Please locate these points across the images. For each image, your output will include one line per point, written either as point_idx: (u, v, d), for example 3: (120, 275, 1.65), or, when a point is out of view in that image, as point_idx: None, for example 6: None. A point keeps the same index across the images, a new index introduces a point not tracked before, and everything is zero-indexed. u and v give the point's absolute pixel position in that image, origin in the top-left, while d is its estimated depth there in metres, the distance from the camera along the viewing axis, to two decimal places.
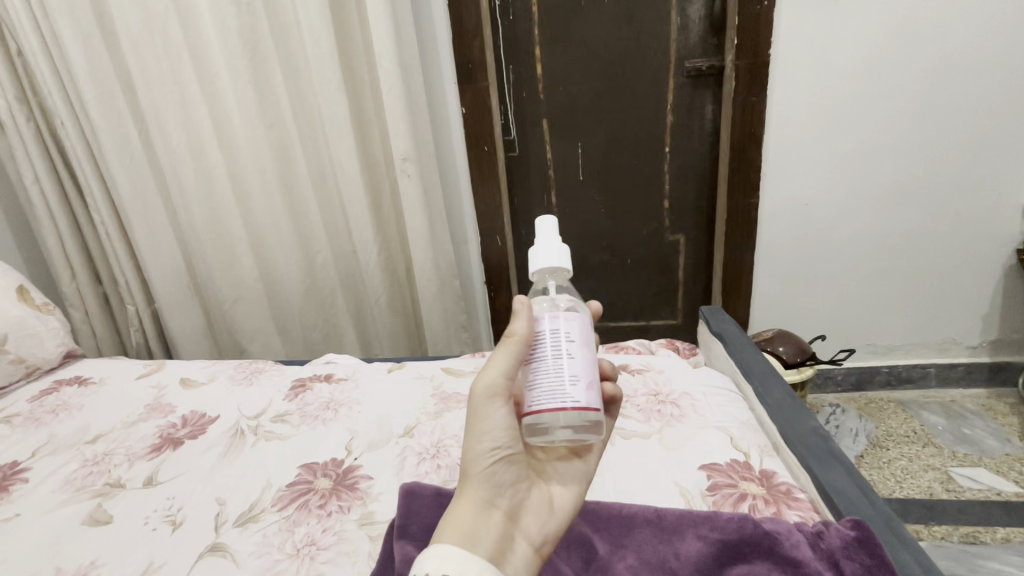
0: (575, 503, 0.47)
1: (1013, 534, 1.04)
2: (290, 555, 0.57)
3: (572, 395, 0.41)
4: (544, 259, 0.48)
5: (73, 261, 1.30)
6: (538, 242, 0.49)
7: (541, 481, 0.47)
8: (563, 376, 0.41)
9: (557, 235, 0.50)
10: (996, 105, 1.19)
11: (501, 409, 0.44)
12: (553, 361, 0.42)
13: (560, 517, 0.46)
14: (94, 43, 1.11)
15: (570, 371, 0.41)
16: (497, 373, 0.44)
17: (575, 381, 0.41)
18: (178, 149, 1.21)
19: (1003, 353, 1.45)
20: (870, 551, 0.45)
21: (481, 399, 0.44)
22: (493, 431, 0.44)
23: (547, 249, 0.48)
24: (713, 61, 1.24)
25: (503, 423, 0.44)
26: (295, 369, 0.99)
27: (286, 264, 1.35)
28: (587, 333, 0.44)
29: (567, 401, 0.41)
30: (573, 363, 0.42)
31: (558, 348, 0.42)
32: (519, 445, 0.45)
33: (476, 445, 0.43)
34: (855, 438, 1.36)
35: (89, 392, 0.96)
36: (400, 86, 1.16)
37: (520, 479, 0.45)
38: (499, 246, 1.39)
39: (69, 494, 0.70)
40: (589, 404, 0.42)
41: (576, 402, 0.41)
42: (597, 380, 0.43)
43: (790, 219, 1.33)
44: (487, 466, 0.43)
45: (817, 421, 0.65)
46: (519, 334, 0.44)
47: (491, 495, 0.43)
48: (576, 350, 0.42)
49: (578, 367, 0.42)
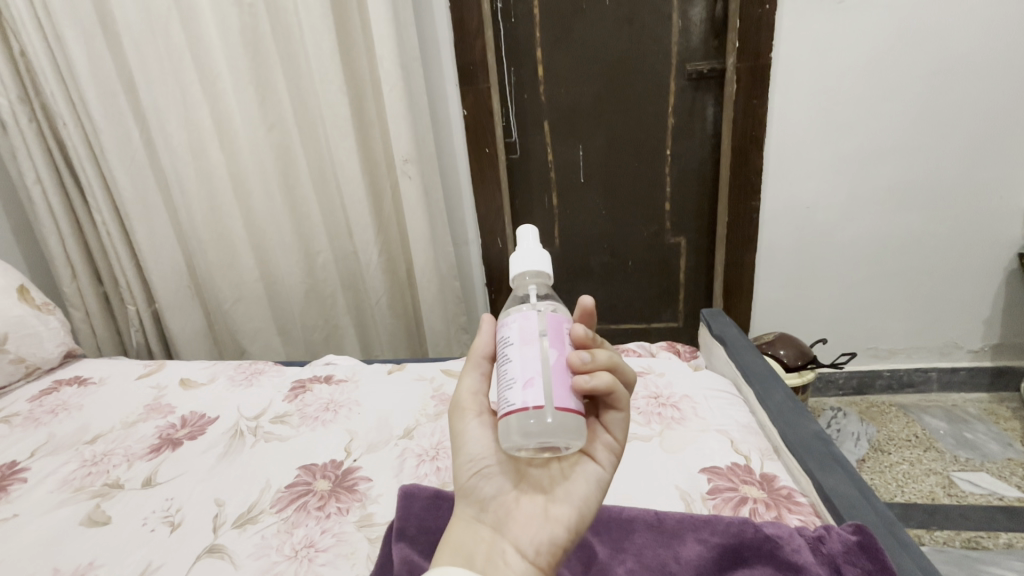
0: (577, 513, 0.43)
1: (1015, 539, 1.03)
2: (289, 557, 0.57)
3: (508, 399, 0.39)
4: (523, 263, 0.48)
5: (74, 260, 1.30)
6: (519, 248, 0.49)
7: (539, 490, 0.44)
8: (503, 383, 0.40)
9: (538, 242, 0.50)
10: (997, 108, 1.19)
11: (473, 423, 0.46)
12: (499, 369, 0.41)
13: (559, 526, 0.42)
14: (96, 44, 1.11)
15: (507, 375, 0.40)
16: (466, 388, 0.47)
17: (510, 385, 0.39)
18: (179, 149, 1.21)
19: (1004, 357, 1.44)
20: (871, 557, 0.44)
21: (456, 417, 0.46)
22: (470, 445, 0.45)
23: (529, 253, 0.48)
24: (714, 64, 1.24)
25: (479, 436, 0.45)
26: (295, 370, 0.99)
27: (286, 264, 1.35)
28: (529, 330, 0.41)
29: (506, 407, 0.39)
30: (510, 366, 0.40)
31: (503, 355, 0.41)
32: (501, 455, 0.44)
33: (457, 461, 0.45)
34: (857, 442, 1.35)
35: (89, 392, 0.95)
36: (401, 87, 1.16)
37: (508, 490, 0.44)
38: (500, 247, 1.39)
39: (67, 494, 0.69)
40: (529, 404, 0.38)
41: (513, 405, 0.39)
42: (541, 377, 0.39)
43: (791, 222, 1.33)
44: (467, 481, 0.44)
45: (818, 425, 0.65)
46: (477, 350, 0.48)
47: (476, 510, 0.43)
48: (513, 351, 0.40)
49: (514, 369, 0.40)
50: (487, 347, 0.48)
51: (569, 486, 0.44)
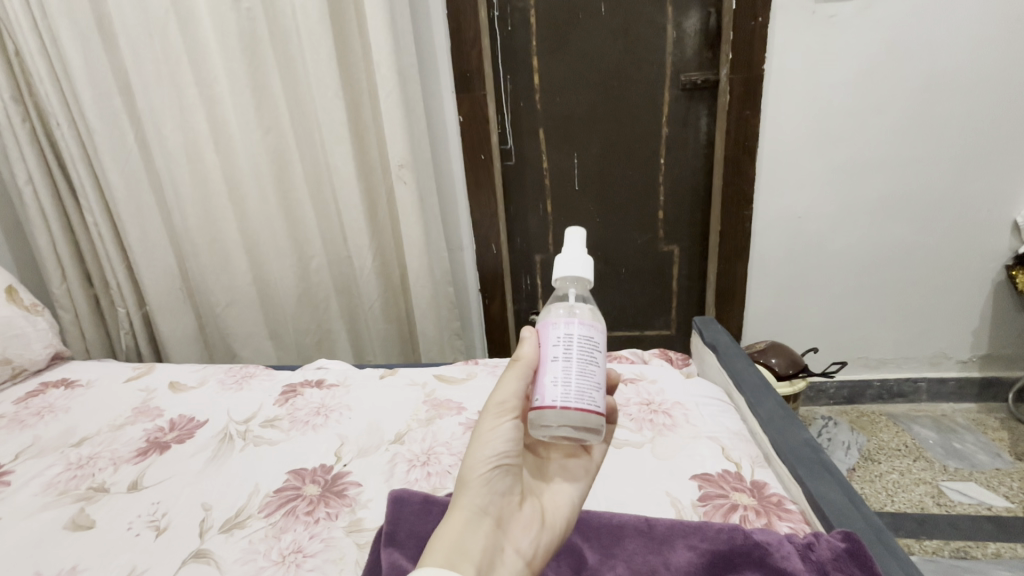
0: (566, 522, 0.46)
1: (1003, 549, 1.04)
2: (276, 562, 0.56)
3: (595, 399, 0.44)
4: (568, 269, 0.49)
5: (64, 261, 1.29)
6: (565, 251, 0.50)
7: (533, 495, 0.47)
8: (589, 379, 0.44)
9: (584, 247, 0.50)
10: (984, 122, 1.21)
11: (507, 424, 0.45)
12: (589, 365, 0.44)
13: (551, 532, 0.45)
14: (92, 45, 1.11)
15: (596, 376, 0.44)
16: (507, 390, 0.45)
17: (598, 387, 0.44)
18: (174, 152, 1.21)
19: (993, 368, 1.46)
20: (860, 563, 0.45)
21: (490, 413, 0.45)
22: (494, 442, 0.44)
23: (576, 258, 0.49)
24: (708, 75, 1.26)
25: (506, 436, 0.44)
26: (287, 374, 0.98)
27: (280, 269, 1.35)
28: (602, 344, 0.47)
29: (591, 404, 0.43)
30: (598, 369, 0.44)
31: (592, 355, 0.44)
32: (517, 457, 0.45)
33: (476, 453, 0.43)
34: (847, 451, 1.36)
35: (76, 394, 0.94)
36: (398, 93, 1.17)
37: (514, 491, 0.45)
38: (494, 254, 1.39)
39: (50, 498, 0.68)
40: (600, 410, 0.44)
41: (598, 405, 0.44)
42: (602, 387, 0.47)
43: (782, 231, 1.34)
44: (483, 473, 0.43)
45: (809, 432, 0.65)
46: (525, 357, 0.46)
47: (484, 504, 0.42)
48: (602, 358, 0.45)
49: (600, 375, 0.45)
50: (534, 357, 0.46)
51: (559, 496, 0.48)
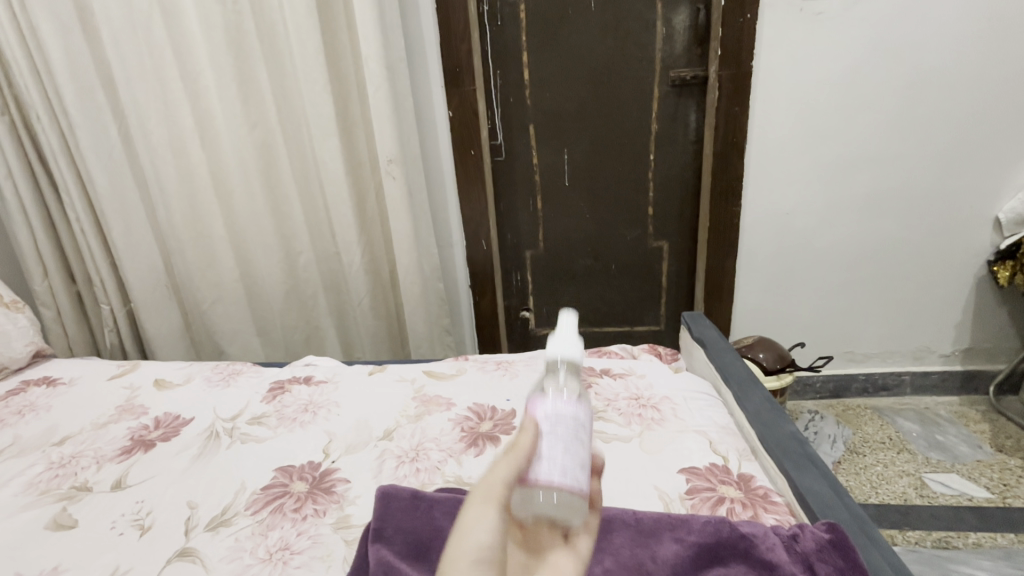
0: None
1: (983, 539, 1.07)
2: (262, 560, 0.56)
3: (580, 482, 0.34)
4: (559, 346, 0.43)
5: (46, 258, 1.26)
6: (558, 332, 0.44)
7: None
8: (577, 459, 0.35)
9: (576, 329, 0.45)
10: (966, 119, 1.23)
11: (492, 517, 0.32)
12: (577, 444, 0.35)
13: None
14: (73, 36, 1.09)
15: (584, 458, 0.35)
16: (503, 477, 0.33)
17: (585, 471, 0.35)
18: (159, 147, 1.19)
19: (975, 361, 1.48)
20: (843, 553, 0.45)
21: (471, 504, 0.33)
22: (479, 531, 0.31)
23: (567, 339, 0.43)
24: (697, 71, 1.26)
25: (494, 524, 0.32)
26: (274, 371, 0.97)
27: (267, 265, 1.33)
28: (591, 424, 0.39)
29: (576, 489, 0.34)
30: (585, 451, 0.36)
31: (578, 432, 0.36)
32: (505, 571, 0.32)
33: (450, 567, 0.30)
34: (833, 445, 1.37)
35: (58, 392, 0.93)
36: (387, 88, 1.16)
37: None
38: (484, 251, 1.38)
39: (32, 498, 0.67)
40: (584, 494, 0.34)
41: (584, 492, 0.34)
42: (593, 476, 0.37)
43: (770, 227, 1.35)
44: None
45: (794, 426, 0.66)
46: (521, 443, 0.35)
47: None
48: (588, 437, 0.37)
49: (587, 459, 0.36)
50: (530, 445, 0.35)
51: None
